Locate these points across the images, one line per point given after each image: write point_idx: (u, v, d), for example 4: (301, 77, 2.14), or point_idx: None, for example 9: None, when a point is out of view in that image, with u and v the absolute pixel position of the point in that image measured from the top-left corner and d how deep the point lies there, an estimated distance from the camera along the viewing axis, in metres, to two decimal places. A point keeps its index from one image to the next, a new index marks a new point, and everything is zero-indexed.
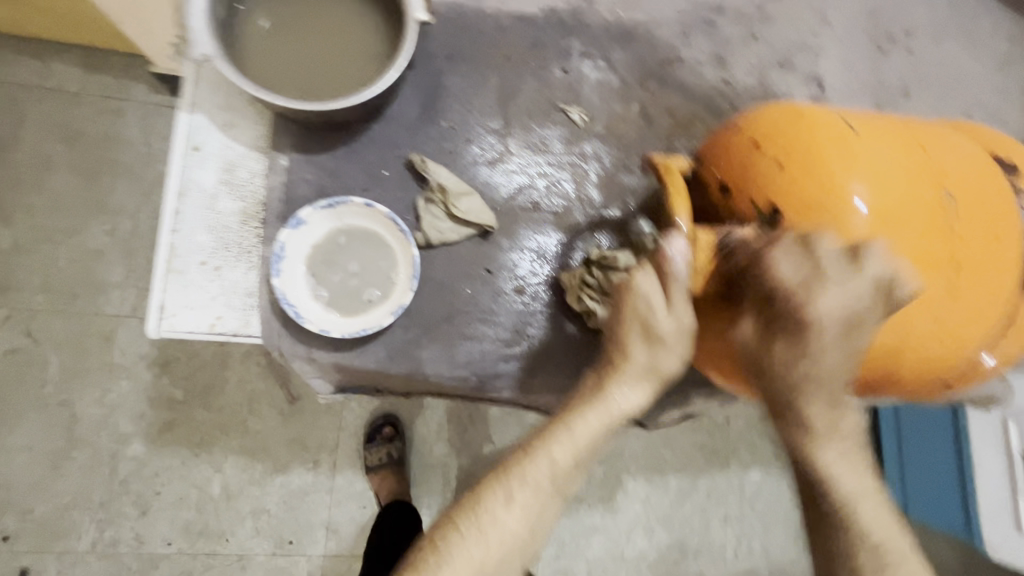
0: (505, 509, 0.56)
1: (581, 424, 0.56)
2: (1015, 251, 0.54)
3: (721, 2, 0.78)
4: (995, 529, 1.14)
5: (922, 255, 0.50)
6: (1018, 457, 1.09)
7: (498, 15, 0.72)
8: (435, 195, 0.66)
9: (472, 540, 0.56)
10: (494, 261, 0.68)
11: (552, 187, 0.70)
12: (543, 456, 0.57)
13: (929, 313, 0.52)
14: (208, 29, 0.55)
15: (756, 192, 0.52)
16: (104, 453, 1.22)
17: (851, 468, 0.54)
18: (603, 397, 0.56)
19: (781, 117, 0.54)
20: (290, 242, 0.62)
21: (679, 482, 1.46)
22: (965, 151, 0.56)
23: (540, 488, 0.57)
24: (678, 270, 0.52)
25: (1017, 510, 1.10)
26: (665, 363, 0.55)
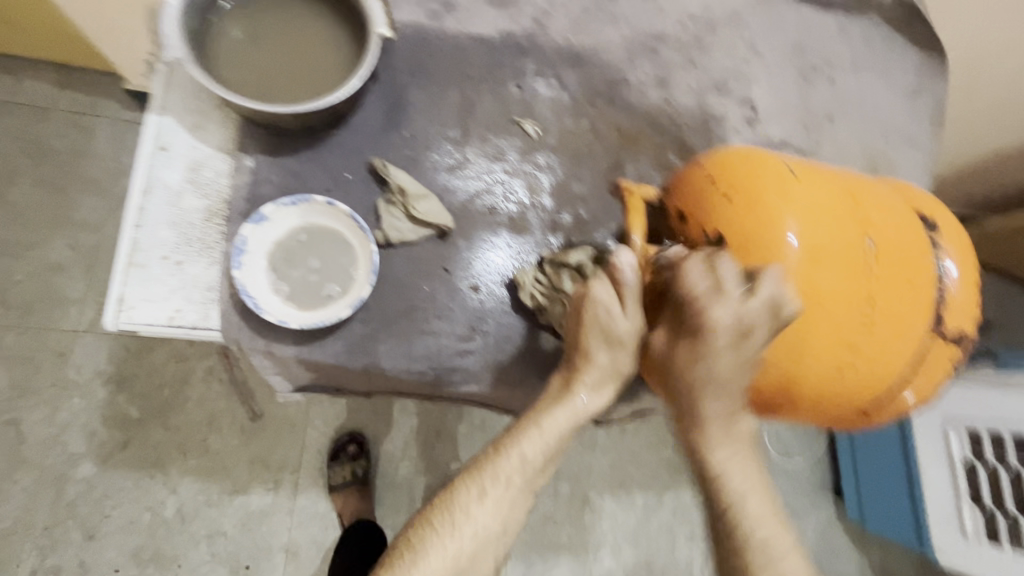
0: (479, 506, 0.58)
1: (549, 423, 0.58)
2: (926, 297, 0.60)
3: (663, 32, 0.85)
4: (943, 538, 1.21)
5: (837, 290, 0.56)
6: (959, 463, 1.17)
7: (457, 36, 0.77)
8: (396, 198, 0.70)
9: (448, 533, 0.58)
10: (452, 261, 0.71)
11: (507, 194, 0.75)
12: (516, 455, 0.58)
13: (842, 341, 0.57)
14: (180, 33, 0.59)
15: (706, 220, 0.58)
16: (50, 475, 1.17)
17: (744, 469, 0.56)
18: (566, 399, 0.59)
19: (737, 158, 0.60)
20: (252, 237, 0.64)
21: (645, 498, 1.50)
22: (896, 208, 0.62)
23: (512, 482, 0.59)
24: (628, 278, 0.56)
25: (962, 517, 1.17)
26: (623, 363, 0.59)
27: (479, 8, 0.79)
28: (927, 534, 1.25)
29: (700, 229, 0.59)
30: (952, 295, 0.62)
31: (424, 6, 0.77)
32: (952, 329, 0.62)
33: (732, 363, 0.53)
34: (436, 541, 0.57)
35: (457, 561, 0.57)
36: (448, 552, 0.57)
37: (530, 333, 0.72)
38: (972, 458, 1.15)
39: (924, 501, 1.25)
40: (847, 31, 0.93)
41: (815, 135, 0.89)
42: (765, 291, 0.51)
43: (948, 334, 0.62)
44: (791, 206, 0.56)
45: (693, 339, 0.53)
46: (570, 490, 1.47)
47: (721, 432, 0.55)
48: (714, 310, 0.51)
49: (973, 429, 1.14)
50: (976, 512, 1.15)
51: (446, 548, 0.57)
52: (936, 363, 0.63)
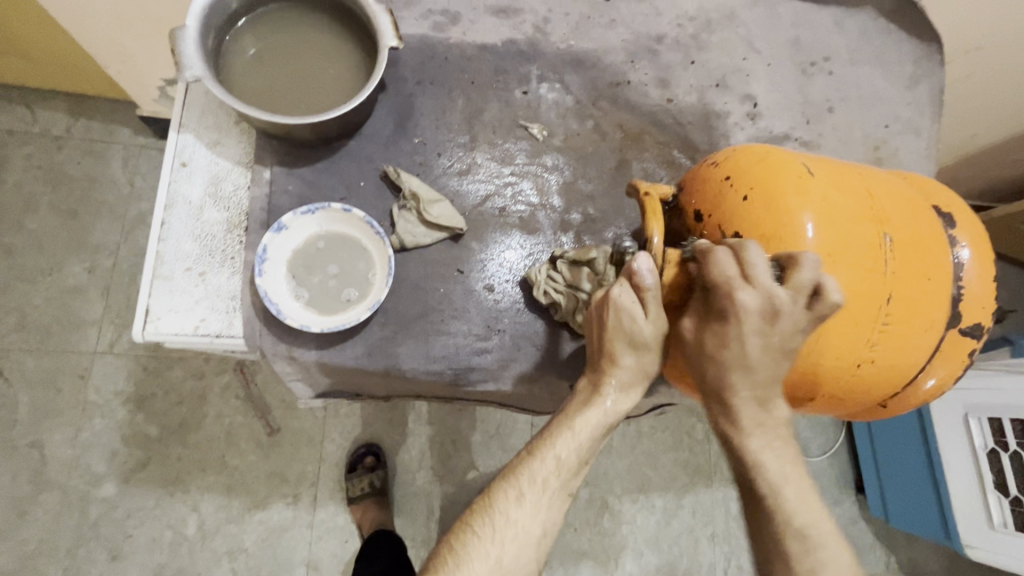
0: (519, 509, 0.59)
1: (581, 424, 0.60)
2: (943, 290, 0.60)
3: (662, 33, 0.87)
4: (971, 529, 1.19)
5: (857, 279, 0.57)
6: (981, 450, 1.18)
7: (461, 45, 0.80)
8: (409, 202, 0.71)
9: (490, 539, 0.58)
10: (465, 262, 0.73)
11: (516, 196, 0.77)
12: (549, 457, 0.60)
13: (864, 334, 0.58)
14: (198, 53, 0.61)
15: (724, 220, 0.59)
16: (74, 496, 1.19)
17: (780, 459, 0.56)
18: (595, 400, 0.60)
19: (752, 156, 0.61)
20: (272, 245, 0.65)
21: (665, 501, 1.51)
22: (908, 198, 0.63)
23: (549, 483, 0.60)
24: (650, 284, 0.56)
25: (988, 507, 1.16)
26: (649, 364, 0.60)
27: (481, 18, 0.81)
28: (955, 527, 1.23)
29: (719, 230, 0.59)
30: (969, 286, 0.62)
31: (428, 19, 0.80)
32: (970, 319, 0.63)
33: (761, 347, 0.53)
34: (478, 548, 0.58)
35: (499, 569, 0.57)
36: (491, 556, 0.58)
37: (545, 330, 0.73)
38: (994, 446, 1.16)
39: (949, 494, 1.25)
40: (842, 25, 0.96)
41: (816, 127, 0.91)
42: (802, 276, 0.51)
43: (965, 324, 0.63)
44: (809, 202, 0.57)
45: (722, 323, 0.54)
46: (589, 495, 1.48)
47: (754, 417, 0.56)
48: (740, 295, 0.52)
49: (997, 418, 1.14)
50: (1003, 500, 1.13)
51: (488, 552, 0.58)
52: (953, 352, 0.64)
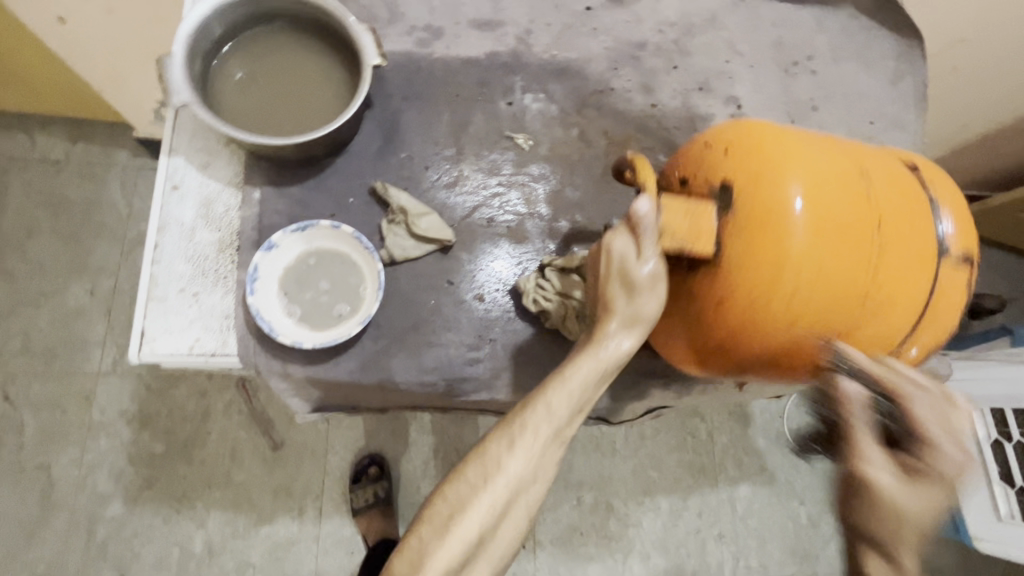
0: (504, 456, 0.59)
1: (573, 371, 0.59)
2: (930, 234, 0.60)
3: (644, 40, 0.88)
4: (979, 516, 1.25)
5: (841, 221, 0.57)
6: (983, 437, 1.26)
7: (445, 59, 0.81)
8: (398, 217, 0.72)
9: (474, 483, 0.59)
10: (455, 274, 0.74)
11: (502, 206, 0.77)
12: (537, 407, 0.60)
13: (856, 278, 0.57)
14: (186, 79, 0.63)
15: (708, 175, 0.60)
16: (81, 516, 1.20)
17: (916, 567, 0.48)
18: (586, 350, 0.60)
19: (729, 123, 0.64)
20: (263, 264, 0.66)
21: (670, 503, 1.51)
22: (879, 153, 0.65)
23: (536, 432, 0.59)
24: (643, 223, 0.57)
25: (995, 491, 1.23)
26: (647, 306, 0.59)
27: (465, 32, 0.83)
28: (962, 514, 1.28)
29: (706, 183, 0.60)
30: (958, 234, 0.61)
31: (412, 35, 0.81)
32: (963, 263, 0.61)
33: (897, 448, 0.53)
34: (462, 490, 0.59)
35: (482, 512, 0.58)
36: (483, 501, 0.58)
37: (536, 339, 0.74)
38: (996, 433, 1.26)
39: None
40: (824, 25, 0.97)
41: (802, 126, 0.92)
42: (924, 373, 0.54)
43: (958, 270, 0.61)
44: (791, 163, 0.57)
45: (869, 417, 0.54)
46: (594, 499, 1.48)
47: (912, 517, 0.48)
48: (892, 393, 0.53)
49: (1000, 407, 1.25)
50: (1008, 490, 1.23)
51: (480, 497, 0.58)
52: (950, 303, 0.62)
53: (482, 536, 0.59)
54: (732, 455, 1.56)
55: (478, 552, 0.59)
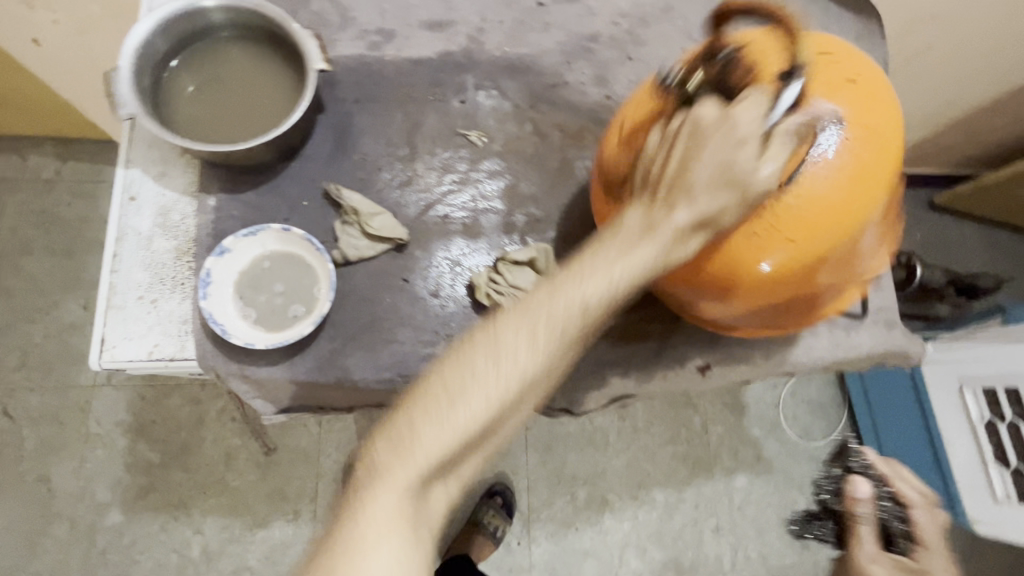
0: (520, 342, 0.49)
1: (626, 260, 0.48)
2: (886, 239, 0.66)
3: (597, 32, 0.89)
4: (976, 504, 1.30)
5: (878, 186, 0.56)
6: (977, 422, 1.31)
7: (397, 61, 0.82)
8: (351, 218, 0.74)
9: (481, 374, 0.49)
10: (410, 271, 0.75)
11: (454, 204, 0.78)
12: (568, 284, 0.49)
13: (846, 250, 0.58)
14: (132, 92, 0.64)
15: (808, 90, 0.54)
16: (82, 525, 1.23)
17: None
18: (645, 216, 0.49)
19: (835, 50, 0.58)
20: (215, 268, 0.68)
21: (665, 496, 1.50)
22: None
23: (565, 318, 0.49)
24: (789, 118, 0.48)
25: (990, 481, 1.28)
26: (729, 210, 0.48)
27: (416, 34, 0.84)
28: (959, 503, 1.34)
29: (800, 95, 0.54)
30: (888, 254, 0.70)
31: (364, 39, 0.82)
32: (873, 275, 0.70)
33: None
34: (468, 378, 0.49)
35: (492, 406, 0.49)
36: (486, 399, 0.49)
37: None
38: (990, 417, 1.28)
39: (951, 473, 1.37)
40: None
41: None
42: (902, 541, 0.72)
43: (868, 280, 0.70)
44: (865, 121, 0.55)
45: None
46: (588, 494, 1.48)
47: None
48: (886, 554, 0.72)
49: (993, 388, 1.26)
50: (1005, 472, 1.25)
51: (481, 394, 0.49)
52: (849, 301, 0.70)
53: (485, 431, 0.50)
54: (726, 446, 1.55)
55: (477, 444, 0.51)
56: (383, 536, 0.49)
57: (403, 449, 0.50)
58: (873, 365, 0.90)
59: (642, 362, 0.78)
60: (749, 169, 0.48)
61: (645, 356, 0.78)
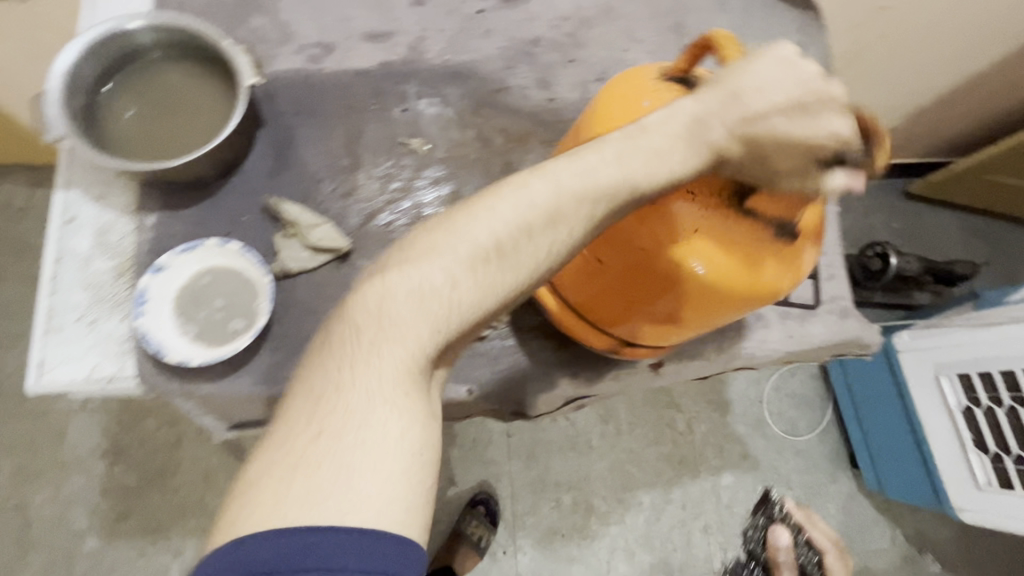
0: (559, 217, 0.45)
1: (654, 163, 0.46)
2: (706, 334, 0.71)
3: (539, 36, 0.89)
4: (959, 492, 1.27)
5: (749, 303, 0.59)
6: (955, 408, 1.27)
7: (337, 73, 0.83)
8: (290, 230, 0.74)
9: (482, 245, 0.45)
10: (353, 280, 0.75)
11: (397, 213, 0.79)
12: (583, 159, 0.46)
13: (690, 323, 0.61)
14: (62, 114, 0.65)
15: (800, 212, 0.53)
16: (60, 553, 1.22)
17: None
18: (690, 115, 0.47)
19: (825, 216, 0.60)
20: (152, 285, 0.68)
21: (651, 498, 1.49)
22: None
23: (581, 193, 0.45)
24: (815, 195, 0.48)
25: (971, 468, 1.25)
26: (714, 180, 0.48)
27: (356, 45, 0.84)
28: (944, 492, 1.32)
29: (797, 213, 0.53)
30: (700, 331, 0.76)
31: (303, 53, 0.83)
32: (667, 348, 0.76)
33: None
34: (464, 249, 0.44)
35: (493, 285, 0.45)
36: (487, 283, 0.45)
37: None
38: (968, 403, 1.25)
39: (934, 461, 1.34)
40: (724, 5, 0.97)
41: None
42: None
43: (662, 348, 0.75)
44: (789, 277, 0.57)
45: None
46: (573, 499, 1.46)
47: None
48: None
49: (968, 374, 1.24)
50: (984, 458, 1.23)
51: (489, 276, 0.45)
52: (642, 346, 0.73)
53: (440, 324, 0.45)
54: (710, 444, 1.54)
55: (465, 337, 0.47)
56: (377, 407, 0.42)
57: (382, 326, 0.44)
58: (832, 354, 0.90)
59: (593, 364, 0.78)
60: (766, 163, 0.47)
61: (597, 357, 0.78)
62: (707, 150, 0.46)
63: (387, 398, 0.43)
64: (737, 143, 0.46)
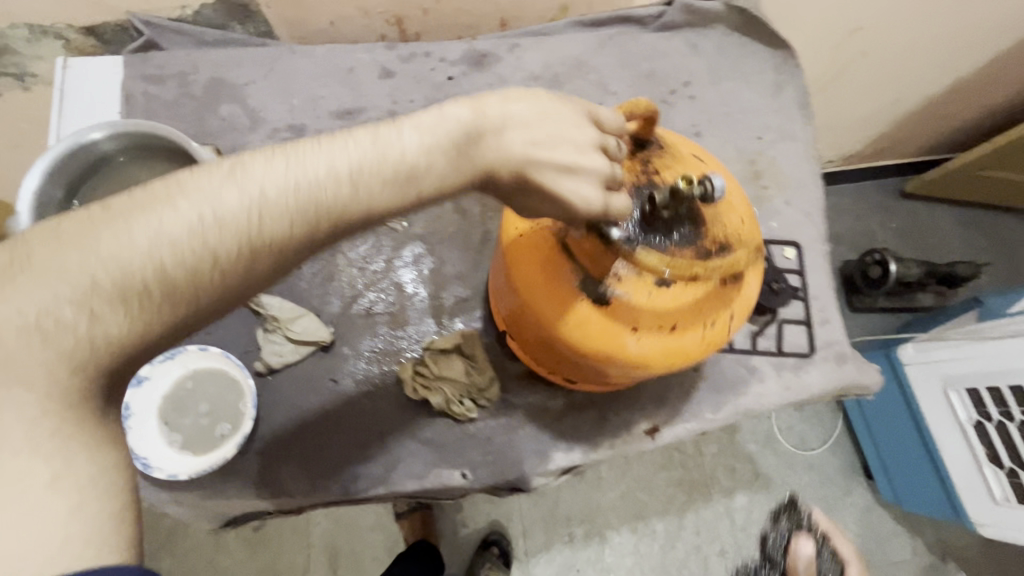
0: (263, 176, 0.35)
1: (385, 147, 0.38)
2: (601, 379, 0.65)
3: None
4: (977, 506, 1.19)
5: (602, 340, 0.56)
6: (967, 422, 1.20)
7: None
8: (271, 325, 0.73)
9: (154, 249, 0.33)
10: (338, 370, 0.74)
11: (379, 293, 0.78)
12: (304, 156, 0.36)
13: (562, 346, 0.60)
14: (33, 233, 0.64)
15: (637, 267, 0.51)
16: None
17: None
18: (466, 123, 0.40)
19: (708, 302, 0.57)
20: (137, 398, 0.68)
21: (666, 525, 1.38)
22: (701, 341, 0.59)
23: (294, 194, 0.35)
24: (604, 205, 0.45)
25: (988, 482, 1.17)
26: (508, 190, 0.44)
27: (328, 125, 0.84)
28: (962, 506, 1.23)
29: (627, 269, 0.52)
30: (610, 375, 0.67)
31: (276, 137, 0.83)
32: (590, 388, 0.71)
33: None
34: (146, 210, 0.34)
35: (175, 301, 0.34)
36: (181, 246, 0.33)
37: (425, 424, 0.74)
38: (979, 417, 1.17)
39: (949, 473, 1.26)
40: (696, 47, 0.96)
41: None
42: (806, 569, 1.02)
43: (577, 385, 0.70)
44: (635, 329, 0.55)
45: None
46: (583, 530, 1.35)
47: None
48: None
49: (976, 388, 1.17)
50: (1000, 472, 1.14)
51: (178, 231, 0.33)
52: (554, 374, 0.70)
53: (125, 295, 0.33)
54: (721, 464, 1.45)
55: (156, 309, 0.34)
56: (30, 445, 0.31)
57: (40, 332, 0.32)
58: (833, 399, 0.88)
59: (589, 435, 0.76)
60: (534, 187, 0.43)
61: (593, 427, 0.76)
62: (476, 168, 0.40)
63: (27, 439, 0.31)
64: (497, 166, 0.41)
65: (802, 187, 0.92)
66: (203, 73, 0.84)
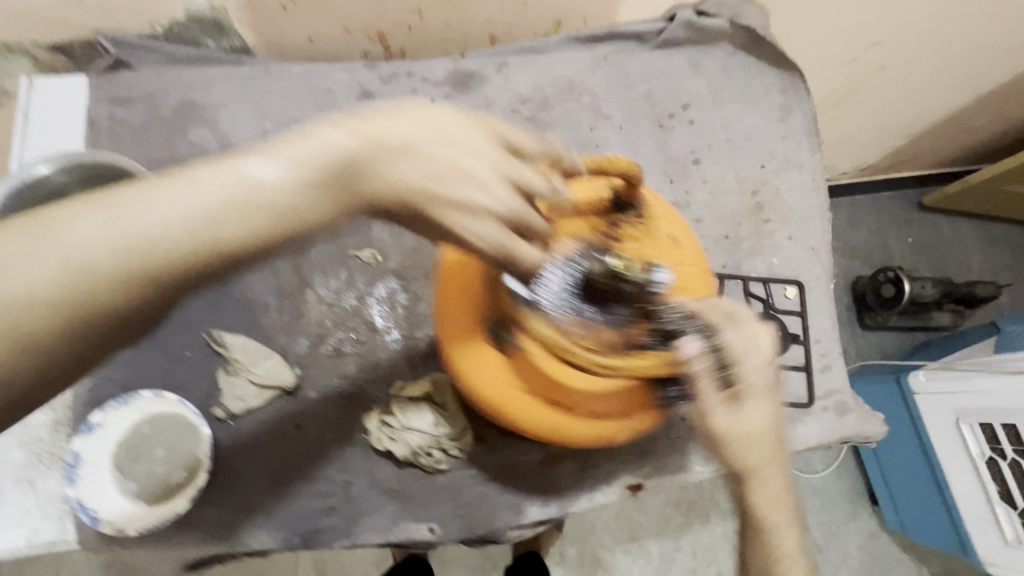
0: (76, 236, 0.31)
1: (237, 184, 0.33)
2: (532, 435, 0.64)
3: (496, 123, 0.85)
4: (983, 544, 1.04)
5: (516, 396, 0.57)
6: (979, 458, 1.02)
7: None
8: (234, 366, 0.70)
9: None
10: (302, 416, 0.71)
11: (349, 332, 0.74)
12: (136, 199, 0.32)
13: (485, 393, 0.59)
14: None
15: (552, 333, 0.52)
16: None
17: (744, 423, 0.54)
18: (344, 151, 0.36)
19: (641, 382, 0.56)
20: (85, 447, 0.64)
21: (661, 545, 1.26)
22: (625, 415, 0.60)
23: (115, 250, 0.31)
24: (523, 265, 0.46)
25: (999, 522, 1.01)
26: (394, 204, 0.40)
27: None
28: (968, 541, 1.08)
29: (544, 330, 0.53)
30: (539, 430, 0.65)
31: None
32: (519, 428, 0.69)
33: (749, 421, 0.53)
34: None
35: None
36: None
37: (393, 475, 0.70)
38: (992, 454, 1.00)
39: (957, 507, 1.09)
40: (699, 66, 0.90)
41: (682, 184, 0.86)
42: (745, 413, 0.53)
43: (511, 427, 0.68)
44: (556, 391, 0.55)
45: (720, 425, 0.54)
46: (576, 551, 1.25)
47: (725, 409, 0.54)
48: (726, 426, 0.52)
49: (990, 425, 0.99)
50: (1012, 513, 0.98)
51: None
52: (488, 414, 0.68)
53: None
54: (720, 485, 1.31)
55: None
56: None
57: None
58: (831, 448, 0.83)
59: (567, 487, 0.72)
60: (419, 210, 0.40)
61: (571, 478, 0.72)
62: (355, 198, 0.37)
63: None
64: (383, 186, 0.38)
65: (808, 221, 0.86)
66: (171, 95, 0.80)
